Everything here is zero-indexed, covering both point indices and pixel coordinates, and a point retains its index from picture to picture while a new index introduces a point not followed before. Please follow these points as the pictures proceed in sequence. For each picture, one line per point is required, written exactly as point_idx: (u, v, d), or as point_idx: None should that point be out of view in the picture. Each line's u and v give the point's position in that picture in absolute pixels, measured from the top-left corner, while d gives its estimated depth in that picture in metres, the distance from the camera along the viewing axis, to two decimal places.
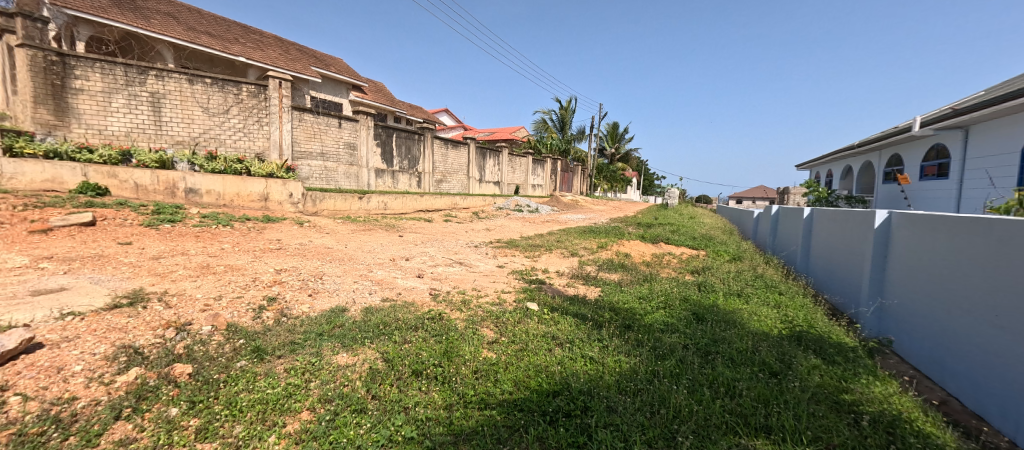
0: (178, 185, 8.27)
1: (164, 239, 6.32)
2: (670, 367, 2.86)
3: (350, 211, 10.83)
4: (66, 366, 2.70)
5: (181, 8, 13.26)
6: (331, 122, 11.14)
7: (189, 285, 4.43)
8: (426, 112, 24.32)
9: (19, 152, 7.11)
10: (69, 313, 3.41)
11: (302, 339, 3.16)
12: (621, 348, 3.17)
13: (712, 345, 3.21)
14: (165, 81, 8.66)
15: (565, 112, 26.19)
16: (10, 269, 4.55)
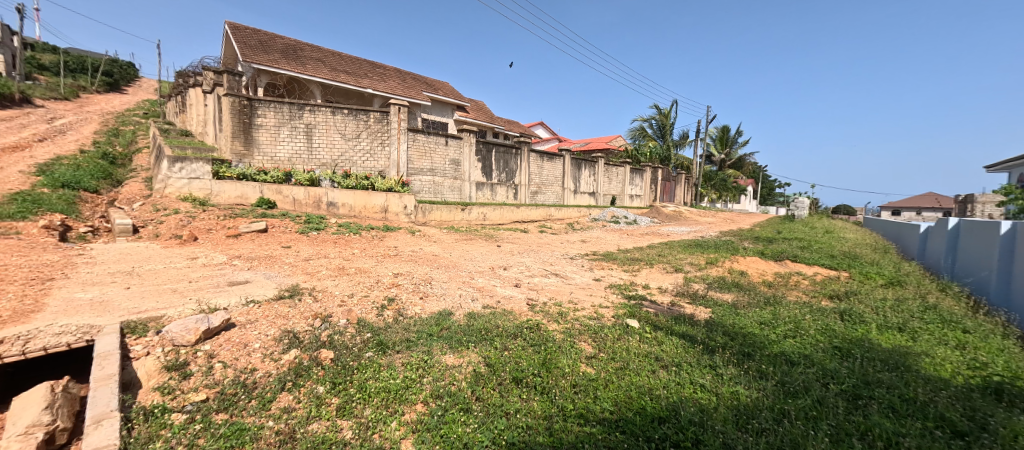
0: (322, 199, 9.84)
1: (311, 244, 7.58)
2: (805, 409, 2.49)
3: (454, 221, 11.69)
4: (249, 343, 3.43)
5: (327, 53, 15.90)
6: (439, 140, 12.23)
7: (329, 283, 5.23)
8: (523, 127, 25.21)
9: (222, 175, 9.18)
10: (251, 300, 4.32)
11: (416, 338, 3.51)
12: (740, 378, 2.87)
13: (863, 389, 2.72)
14: (316, 114, 10.45)
15: (666, 118, 24.75)
16: (215, 264, 5.93)
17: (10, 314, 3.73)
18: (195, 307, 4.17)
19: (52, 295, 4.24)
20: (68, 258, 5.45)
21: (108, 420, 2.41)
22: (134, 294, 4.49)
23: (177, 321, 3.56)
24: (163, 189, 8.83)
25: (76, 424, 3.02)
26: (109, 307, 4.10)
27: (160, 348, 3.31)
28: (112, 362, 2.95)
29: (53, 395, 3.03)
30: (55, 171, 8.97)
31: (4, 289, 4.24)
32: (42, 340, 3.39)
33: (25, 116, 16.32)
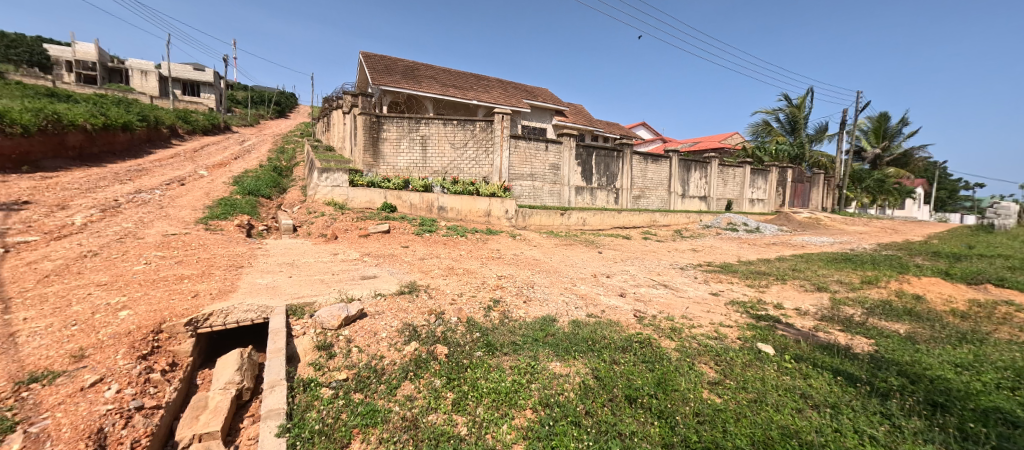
0: (434, 203, 10.74)
1: (426, 245, 8.31)
2: None
3: (553, 226, 11.74)
4: (378, 332, 3.88)
5: (439, 70, 17.37)
6: (540, 145, 12.38)
7: (441, 282, 5.67)
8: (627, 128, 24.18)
9: (356, 183, 10.60)
10: (379, 293, 4.91)
11: (522, 341, 3.57)
12: (934, 437, 2.28)
13: None
14: (430, 126, 11.45)
15: (796, 110, 21.29)
16: (351, 259, 6.88)
17: (216, 292, 4.82)
18: (338, 296, 4.90)
19: (241, 279, 5.38)
20: (252, 251, 6.83)
21: (278, 387, 2.94)
22: (294, 282, 5.45)
23: (324, 308, 4.19)
24: (314, 195, 10.49)
25: (256, 385, 3.77)
26: (278, 291, 5.05)
27: (312, 329, 3.92)
28: (280, 338, 3.61)
29: (242, 359, 3.83)
30: (243, 182, 11.40)
31: (213, 273, 5.49)
32: (236, 314, 4.32)
33: (226, 140, 21.13)
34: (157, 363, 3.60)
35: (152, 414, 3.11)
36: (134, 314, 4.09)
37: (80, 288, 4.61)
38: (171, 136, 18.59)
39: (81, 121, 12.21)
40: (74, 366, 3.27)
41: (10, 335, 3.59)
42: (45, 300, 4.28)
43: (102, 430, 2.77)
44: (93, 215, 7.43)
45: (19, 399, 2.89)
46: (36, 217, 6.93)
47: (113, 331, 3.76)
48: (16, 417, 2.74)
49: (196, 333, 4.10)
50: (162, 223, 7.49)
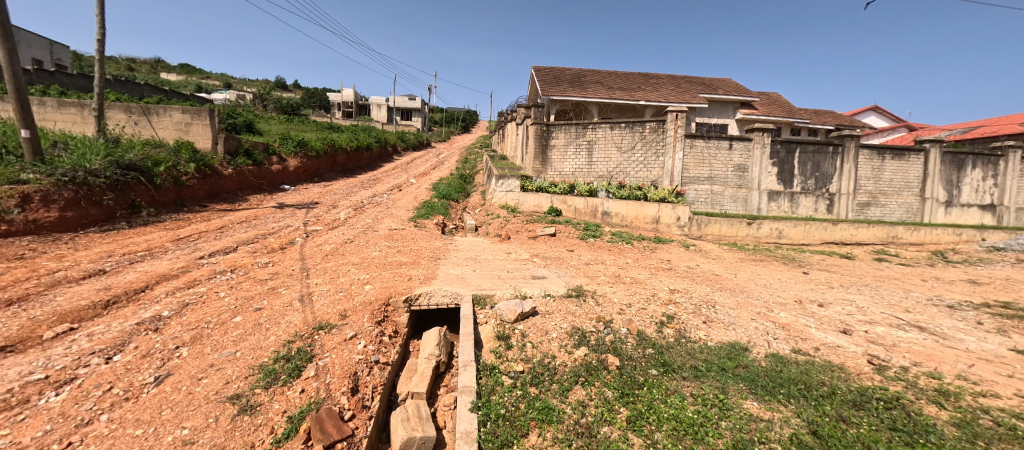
0: (598, 208, 10.58)
1: (591, 250, 8.29)
2: None
3: (736, 237, 10.10)
4: (549, 331, 4.03)
5: (606, 75, 17.24)
6: (722, 144, 10.81)
7: (608, 290, 5.52)
8: (847, 117, 19.10)
9: (527, 188, 11.33)
10: (548, 294, 5.12)
11: (706, 368, 3.16)
12: None
13: None
14: (597, 130, 11.44)
15: None
16: (522, 259, 7.40)
17: (423, 278, 5.89)
18: (512, 292, 5.34)
19: (439, 269, 6.40)
20: (446, 246, 8.06)
21: (470, 366, 3.37)
22: (477, 276, 6.18)
23: (503, 301, 4.60)
24: (492, 198, 11.59)
25: (450, 360, 4.44)
26: (466, 282, 5.82)
27: (492, 319, 4.36)
28: (469, 323, 4.15)
29: (441, 336, 4.56)
30: (439, 188, 13.60)
31: (421, 262, 6.71)
32: (436, 297, 5.18)
33: (429, 154, 25.69)
34: (386, 328, 4.61)
35: (383, 368, 3.99)
36: (373, 288, 5.35)
37: (343, 265, 6.29)
38: (394, 153, 23.70)
39: (345, 145, 16.72)
40: (341, 322, 4.46)
41: (308, 294, 5.14)
42: (325, 272, 5.98)
43: (355, 374, 3.70)
44: (350, 212, 10.05)
45: (314, 339, 4.11)
46: (321, 213, 9.79)
47: (363, 299, 4.99)
48: (313, 351, 3.91)
49: (409, 309, 5.10)
50: (389, 220, 9.57)
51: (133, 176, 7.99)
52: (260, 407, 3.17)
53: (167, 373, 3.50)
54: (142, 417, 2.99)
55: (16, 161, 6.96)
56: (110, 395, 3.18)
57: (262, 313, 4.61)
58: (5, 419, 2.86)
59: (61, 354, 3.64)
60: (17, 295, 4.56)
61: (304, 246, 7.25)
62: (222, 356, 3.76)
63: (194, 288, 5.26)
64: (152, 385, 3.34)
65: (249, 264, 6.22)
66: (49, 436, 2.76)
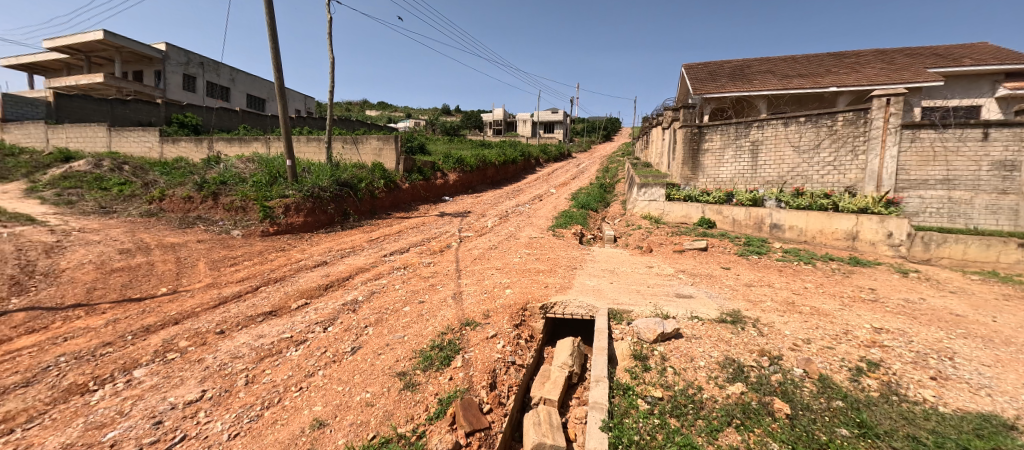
0: (765, 220, 8.96)
1: (753, 269, 7.06)
2: None
3: (996, 264, 7.20)
4: (695, 359, 3.50)
5: (779, 62, 14.75)
6: (968, 135, 7.99)
7: (777, 319, 4.54)
8: None
9: (673, 197, 10.37)
10: (696, 317, 4.48)
11: (933, 443, 2.36)
12: None
13: None
14: (765, 128, 9.85)
15: None
16: (666, 274, 6.73)
17: (559, 286, 5.87)
18: (653, 310, 4.88)
19: (575, 279, 6.29)
20: (583, 255, 7.91)
21: (602, 382, 3.18)
22: (614, 289, 5.86)
23: (641, 318, 4.20)
24: (633, 208, 10.93)
25: (584, 372, 4.29)
26: (602, 294, 5.55)
27: (628, 337, 4.04)
28: (603, 337, 3.92)
29: (574, 346, 4.43)
30: (579, 197, 13.57)
31: (558, 270, 6.70)
32: (571, 308, 5.10)
33: (571, 164, 25.94)
34: (523, 332, 4.72)
35: (519, 370, 4.10)
36: (513, 292, 5.56)
37: (488, 268, 6.77)
38: (538, 165, 24.72)
39: (494, 159, 18.13)
40: (484, 321, 4.75)
41: (458, 292, 5.68)
42: (474, 274, 6.52)
43: (494, 371, 3.90)
44: (497, 220, 10.82)
45: (462, 333, 4.47)
46: (471, 221, 10.79)
47: (504, 301, 5.23)
48: (460, 344, 4.26)
49: (545, 316, 5.10)
50: (531, 228, 9.92)
51: (346, 191, 10.32)
52: (419, 386, 3.62)
53: (359, 345, 4.42)
54: (342, 377, 3.82)
55: (284, 181, 9.71)
56: (325, 356, 4.23)
57: (424, 305, 5.29)
58: (270, 362, 4.15)
59: (304, 321, 5.01)
60: (279, 276, 6.46)
61: (458, 250, 8.06)
62: (394, 337, 4.48)
63: (379, 280, 6.46)
64: (349, 353, 4.27)
65: (416, 263, 7.26)
66: (290, 379, 3.87)
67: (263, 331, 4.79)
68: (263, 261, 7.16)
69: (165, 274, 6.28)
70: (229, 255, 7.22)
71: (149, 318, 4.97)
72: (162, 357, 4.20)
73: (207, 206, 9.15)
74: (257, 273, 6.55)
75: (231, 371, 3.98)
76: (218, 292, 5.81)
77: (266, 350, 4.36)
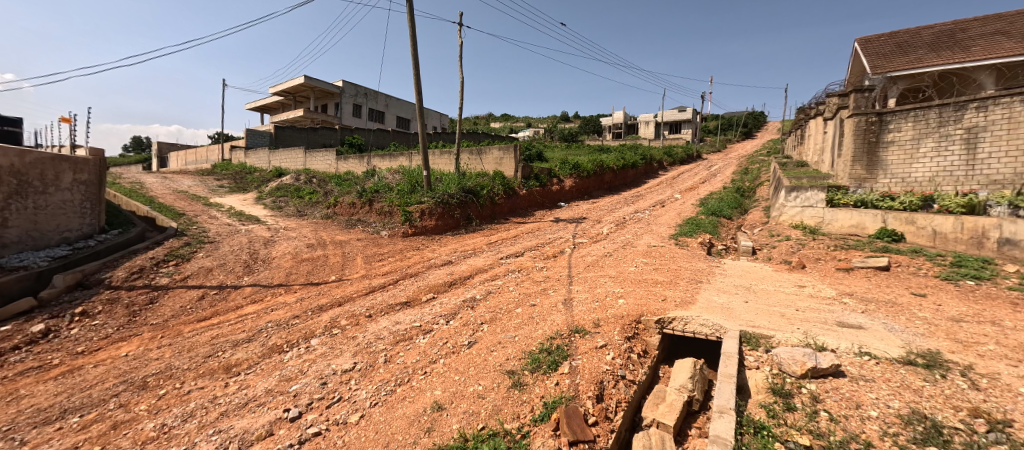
0: (989, 233, 6.93)
1: (965, 299, 5.45)
2: None
3: None
4: (864, 407, 3.18)
5: (1015, 19, 11.22)
6: None
7: (1008, 367, 3.55)
8: None
9: (837, 204, 8.71)
10: (866, 352, 3.86)
11: None
12: None
13: None
14: (990, 110, 7.85)
15: None
16: (824, 297, 5.71)
17: (680, 300, 5.44)
18: (802, 338, 4.23)
19: (700, 294, 5.75)
20: (711, 268, 7.19)
21: (725, 415, 3.21)
22: (749, 309, 5.19)
23: (785, 347, 3.98)
24: (778, 216, 9.52)
25: (705, 399, 3.98)
26: (732, 314, 5.00)
27: (768, 366, 3.88)
28: (733, 363, 3.82)
29: (694, 369, 4.15)
30: (709, 203, 12.33)
31: (679, 283, 6.23)
32: (693, 325, 4.73)
33: (699, 167, 23.65)
34: (635, 346, 4.53)
35: (629, 386, 3.94)
36: (626, 303, 5.32)
37: (601, 277, 6.64)
38: (660, 169, 23.18)
39: (612, 164, 17.63)
40: (594, 330, 4.69)
41: (570, 299, 5.68)
42: (586, 281, 6.46)
43: (601, 383, 3.82)
44: (613, 227, 10.51)
45: (571, 340, 4.50)
46: (587, 227, 10.71)
47: (615, 312, 5.07)
48: (568, 351, 4.28)
49: (661, 331, 4.82)
50: (649, 236, 9.38)
51: (471, 197, 11.23)
52: (527, 386, 3.77)
53: (475, 340, 4.79)
54: (458, 368, 4.19)
55: (421, 189, 11.04)
56: (446, 346, 4.69)
57: (535, 309, 5.45)
58: (402, 346, 4.78)
59: (430, 313, 5.64)
60: (414, 272, 7.40)
61: (571, 256, 8.07)
62: (505, 337, 4.73)
63: (495, 281, 6.88)
64: (466, 347, 4.66)
65: (530, 267, 7.52)
66: (418, 362, 4.41)
67: (399, 319, 5.53)
68: (402, 257, 8.29)
69: (334, 264, 7.74)
70: (378, 252, 8.54)
71: (322, 299, 6.23)
72: (329, 331, 5.20)
73: (365, 210, 10.96)
74: (397, 268, 7.60)
75: (374, 349, 4.72)
76: (369, 283, 6.91)
77: (400, 335, 5.03)
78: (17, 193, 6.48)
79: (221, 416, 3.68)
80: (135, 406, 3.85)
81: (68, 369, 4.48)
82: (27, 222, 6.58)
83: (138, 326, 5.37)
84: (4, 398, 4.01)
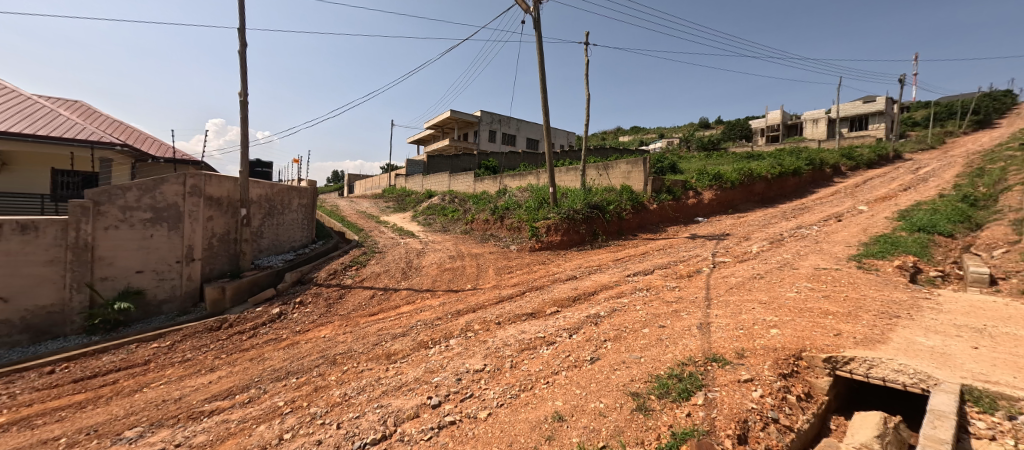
0: None
1: None
2: None
3: None
4: None
5: None
6: None
7: None
8: None
9: None
10: None
11: None
12: None
13: None
14: None
15: None
16: None
17: (863, 338, 4.33)
18: None
19: (896, 331, 4.52)
20: (915, 300, 5.56)
21: None
22: (979, 358, 3.95)
23: None
24: None
25: None
26: (951, 362, 3.87)
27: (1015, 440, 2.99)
28: (948, 428, 3.04)
29: (884, 428, 3.46)
30: (910, 216, 9.72)
31: (861, 315, 4.96)
32: (883, 371, 3.79)
33: (896, 170, 18.71)
34: (794, 386, 3.80)
35: (785, 433, 3.37)
36: (782, 335, 4.47)
37: (749, 302, 5.71)
38: (835, 175, 19.16)
39: (765, 172, 15.35)
40: (738, 361, 4.11)
41: (706, 323, 5.14)
42: (728, 305, 5.70)
43: (745, 422, 3.36)
44: (765, 245, 9.15)
45: (707, 369, 4.05)
46: (732, 245, 9.57)
47: (764, 343, 4.34)
48: (704, 380, 3.89)
49: (834, 373, 3.97)
50: (816, 256, 7.86)
51: (596, 212, 11.23)
52: (652, 412, 3.59)
53: (598, 357, 4.81)
54: (580, 383, 4.28)
55: (547, 205, 11.55)
56: (568, 360, 4.83)
57: (664, 331, 5.15)
58: (526, 354, 5.09)
59: (553, 325, 5.86)
60: (539, 285, 7.76)
61: (710, 276, 7.34)
62: (631, 357, 4.62)
63: (620, 298, 6.74)
64: (589, 362, 4.71)
65: (660, 286, 7.12)
66: (541, 371, 4.65)
67: (525, 328, 5.89)
68: (529, 271, 8.77)
69: (471, 274, 8.65)
70: (508, 265, 9.22)
71: (460, 305, 7.04)
72: (464, 334, 5.87)
73: (498, 226, 11.95)
74: (525, 281, 8.09)
75: (502, 354, 5.15)
76: (499, 293, 7.50)
77: (526, 343, 5.36)
78: (269, 213, 9.06)
79: (382, 394, 4.50)
80: (328, 376, 5.01)
81: (290, 343, 6.07)
82: (273, 234, 9.12)
83: (332, 315, 6.94)
84: (256, 358, 5.67)
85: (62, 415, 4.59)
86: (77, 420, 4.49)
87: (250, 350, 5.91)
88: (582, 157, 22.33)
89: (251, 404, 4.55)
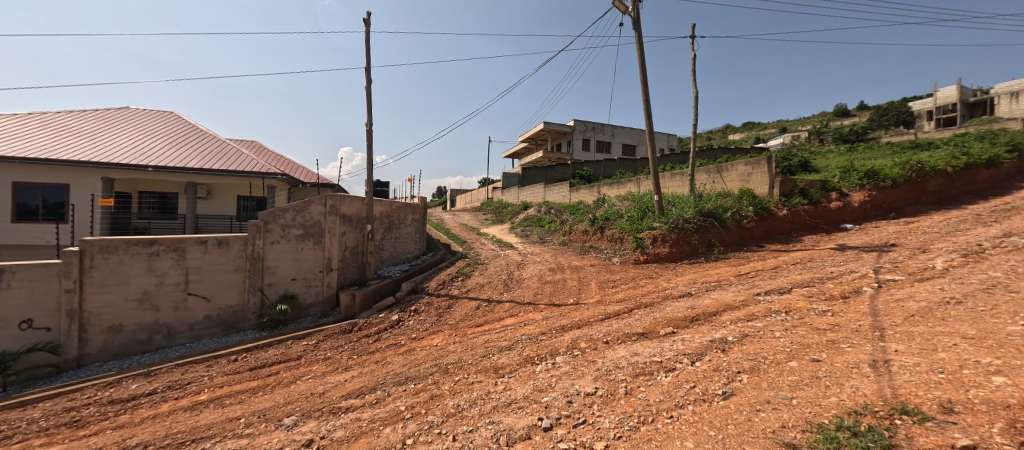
0: None
1: None
2: None
3: None
4: None
5: None
6: None
7: None
8: None
9: None
10: None
11: None
12: None
13: None
14: None
15: None
16: None
17: None
18: None
19: None
20: None
21: None
22: None
23: None
24: None
25: None
26: None
27: None
28: None
29: None
30: None
31: None
32: None
33: None
34: None
35: None
36: (1015, 386, 3.30)
37: (946, 336, 4.41)
38: None
39: (942, 165, 12.19)
40: (943, 417, 3.13)
41: (884, 361, 4.08)
42: (912, 339, 4.47)
43: None
44: (954, 259, 7.13)
45: (895, 424, 3.17)
46: (901, 259, 7.69)
47: (985, 396, 3.26)
48: (895, 440, 3.03)
49: None
50: None
51: (710, 221, 10.10)
52: None
53: (732, 392, 4.14)
54: (714, 422, 3.71)
55: (652, 214, 10.76)
56: (694, 391, 4.26)
57: (821, 366, 4.24)
58: (643, 380, 4.64)
59: (670, 349, 5.28)
60: (649, 302, 7.14)
61: (874, 299, 5.94)
62: (778, 396, 3.87)
63: (751, 322, 5.80)
64: (721, 397, 4.09)
65: (804, 309, 5.97)
66: (662, 402, 4.17)
67: (638, 350, 5.41)
68: (636, 285, 8.17)
69: (572, 287, 8.39)
70: (612, 278, 8.73)
71: (563, 320, 6.81)
72: (570, 352, 5.62)
73: (598, 237, 11.51)
74: (632, 297, 7.53)
75: (614, 377, 4.77)
76: (605, 309, 7.07)
77: (641, 368, 4.90)
78: (389, 228, 9.97)
79: (493, 409, 4.48)
80: (442, 385, 5.19)
81: (407, 349, 6.49)
82: (392, 246, 10.02)
83: (443, 325, 7.27)
84: (380, 361, 6.17)
85: (242, 398, 5.51)
86: (250, 404, 5.34)
87: (376, 353, 6.47)
88: (689, 160, 20.54)
89: (378, 405, 4.91)
